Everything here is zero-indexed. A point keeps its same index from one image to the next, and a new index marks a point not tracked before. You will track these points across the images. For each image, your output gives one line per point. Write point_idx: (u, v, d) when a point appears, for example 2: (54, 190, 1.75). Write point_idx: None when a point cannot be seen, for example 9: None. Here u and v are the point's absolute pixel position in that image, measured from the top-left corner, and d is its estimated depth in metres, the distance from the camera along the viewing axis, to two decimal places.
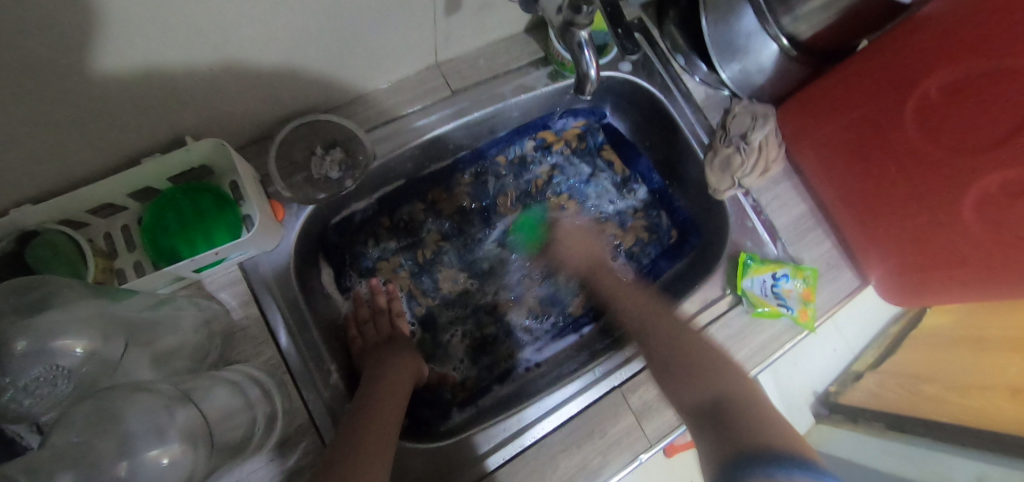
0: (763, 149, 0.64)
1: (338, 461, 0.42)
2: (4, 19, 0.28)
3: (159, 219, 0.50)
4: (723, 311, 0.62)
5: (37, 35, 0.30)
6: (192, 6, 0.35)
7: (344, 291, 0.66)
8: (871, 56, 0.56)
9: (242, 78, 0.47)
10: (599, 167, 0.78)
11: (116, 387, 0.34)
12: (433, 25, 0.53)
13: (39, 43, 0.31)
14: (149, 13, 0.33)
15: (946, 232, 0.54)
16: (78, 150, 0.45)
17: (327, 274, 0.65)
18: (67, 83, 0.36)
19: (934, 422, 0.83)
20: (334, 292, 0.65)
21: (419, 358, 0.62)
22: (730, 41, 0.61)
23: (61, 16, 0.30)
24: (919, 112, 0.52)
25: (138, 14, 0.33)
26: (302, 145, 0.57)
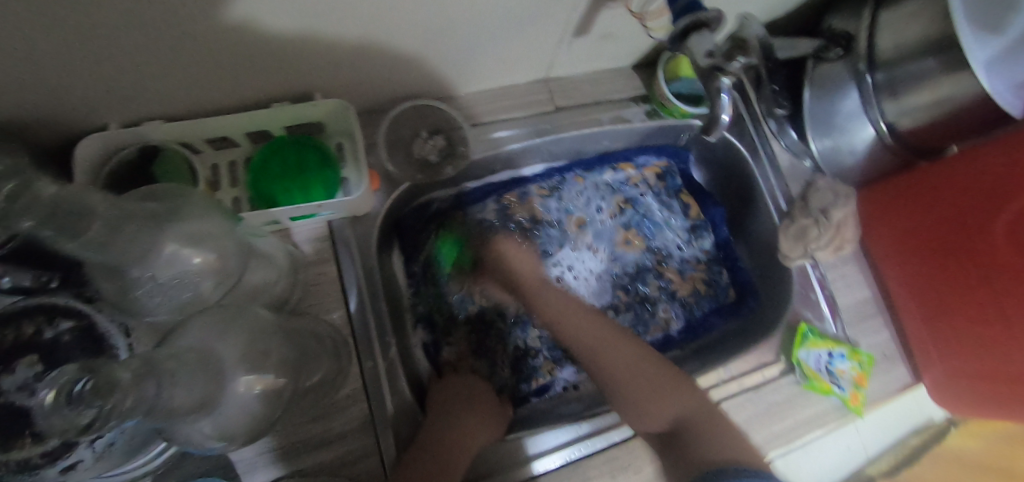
0: (841, 228, 0.64)
1: None
2: None
3: (267, 162, 0.53)
4: (774, 377, 0.62)
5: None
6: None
7: (407, 276, 0.65)
8: (970, 159, 0.57)
9: (385, 52, 0.50)
10: (674, 209, 0.77)
11: (227, 306, 0.36)
12: (557, 42, 0.57)
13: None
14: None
15: (1018, 348, 0.53)
16: (224, 83, 0.48)
17: (396, 253, 0.64)
18: (246, 21, 0.39)
19: None
20: (398, 274, 0.64)
21: (471, 377, 0.61)
22: (829, 118, 0.63)
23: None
24: (1010, 226, 0.52)
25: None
26: (410, 126, 0.60)
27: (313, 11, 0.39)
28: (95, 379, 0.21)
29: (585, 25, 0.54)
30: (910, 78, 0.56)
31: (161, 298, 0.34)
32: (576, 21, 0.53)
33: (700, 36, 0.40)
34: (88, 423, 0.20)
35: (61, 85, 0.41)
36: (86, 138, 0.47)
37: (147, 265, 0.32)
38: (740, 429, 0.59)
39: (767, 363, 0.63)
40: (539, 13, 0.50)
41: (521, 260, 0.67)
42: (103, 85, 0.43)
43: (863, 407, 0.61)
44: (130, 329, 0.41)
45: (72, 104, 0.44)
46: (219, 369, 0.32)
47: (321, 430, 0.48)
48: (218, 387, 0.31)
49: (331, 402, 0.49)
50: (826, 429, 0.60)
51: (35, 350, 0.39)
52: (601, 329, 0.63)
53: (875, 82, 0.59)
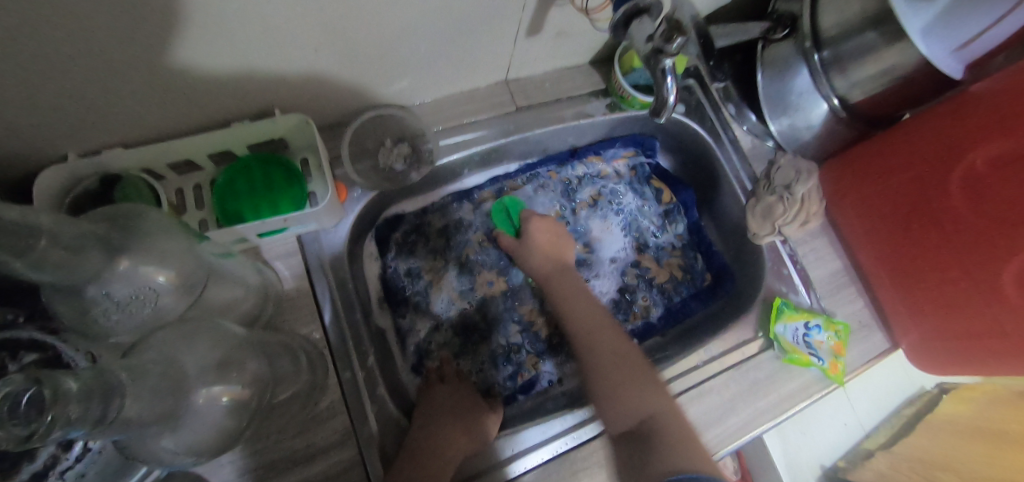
0: (806, 203, 0.66)
1: None
2: None
3: (232, 182, 0.54)
4: (754, 354, 0.62)
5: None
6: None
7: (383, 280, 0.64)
8: (919, 127, 0.59)
9: (337, 64, 0.50)
10: (647, 195, 0.77)
11: (190, 323, 0.36)
12: (511, 44, 0.58)
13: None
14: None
15: (984, 302, 0.55)
16: (180, 106, 0.48)
17: (371, 249, 0.65)
18: (190, 38, 0.39)
19: None
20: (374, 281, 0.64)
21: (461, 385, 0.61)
22: (783, 97, 0.66)
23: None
24: (963, 183, 0.54)
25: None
26: (375, 136, 0.61)
27: (256, 23, 0.40)
28: (43, 388, 0.22)
29: (536, 25, 0.55)
30: (854, 52, 0.58)
31: (121, 316, 0.34)
32: (527, 22, 0.54)
33: (640, 23, 0.42)
34: (32, 435, 0.20)
35: (12, 118, 0.41)
36: (46, 170, 0.47)
37: (103, 282, 0.33)
38: (725, 408, 0.59)
39: (745, 340, 0.63)
40: (487, 17, 0.51)
41: (547, 229, 0.67)
42: (55, 115, 0.43)
43: (843, 376, 0.61)
44: (93, 353, 0.40)
45: (25, 136, 0.44)
46: (181, 382, 0.32)
47: (303, 445, 0.48)
48: (179, 401, 0.31)
49: (311, 416, 0.48)
50: (808, 401, 0.61)
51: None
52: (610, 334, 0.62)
53: (822, 60, 0.61)
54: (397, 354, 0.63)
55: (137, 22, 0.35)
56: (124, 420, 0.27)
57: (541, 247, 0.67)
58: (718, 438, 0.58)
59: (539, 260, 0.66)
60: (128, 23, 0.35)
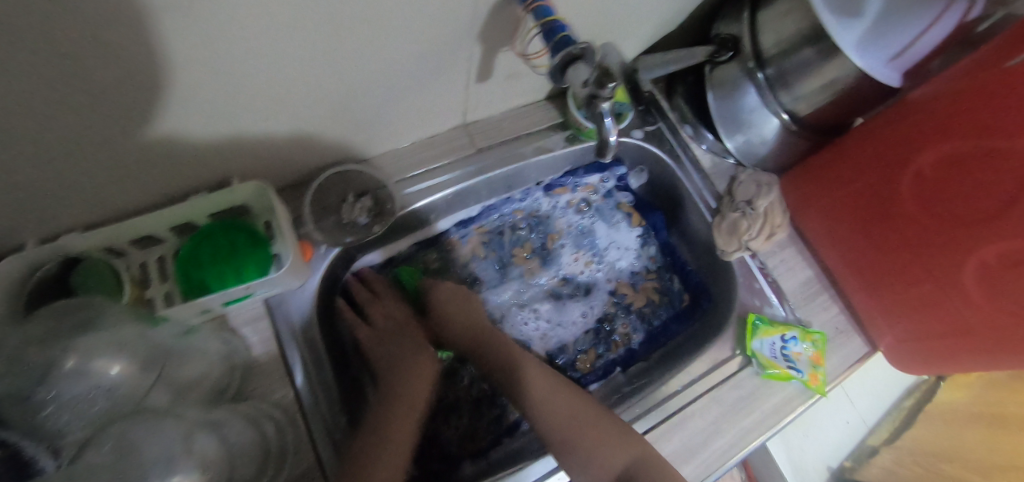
0: (769, 215, 0.67)
1: None
2: (107, 65, 0.32)
3: (194, 251, 0.54)
4: (734, 372, 0.62)
5: (127, 82, 0.34)
6: (260, 67, 0.39)
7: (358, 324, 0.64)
8: (864, 136, 0.61)
9: (290, 128, 0.51)
10: (618, 219, 0.79)
11: (142, 415, 0.35)
12: (463, 91, 0.59)
13: (122, 90, 0.35)
14: (222, 71, 0.37)
15: (949, 300, 0.56)
16: (134, 185, 0.49)
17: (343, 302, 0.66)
18: (125, 124, 0.39)
19: None
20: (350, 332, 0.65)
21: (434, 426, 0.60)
22: (735, 115, 0.67)
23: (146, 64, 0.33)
24: (913, 186, 0.56)
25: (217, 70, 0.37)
26: (336, 192, 0.61)
27: (196, 103, 0.40)
28: None
29: (485, 71, 0.57)
30: (797, 68, 0.60)
31: (69, 415, 0.34)
32: (475, 69, 0.55)
33: (575, 70, 0.43)
34: None
35: None
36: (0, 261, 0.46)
37: (52, 384, 0.34)
38: (710, 431, 0.59)
39: (725, 359, 0.63)
40: (434, 69, 0.52)
41: (452, 300, 0.69)
42: (8, 208, 0.43)
43: (824, 386, 0.62)
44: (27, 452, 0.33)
45: None
46: None
47: None
48: None
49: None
50: (794, 415, 0.61)
51: None
52: (549, 384, 0.62)
53: (767, 77, 0.63)
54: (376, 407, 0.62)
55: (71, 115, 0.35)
56: None
57: (449, 319, 0.68)
58: (706, 461, 0.57)
59: (454, 333, 0.67)
60: (69, 118, 0.35)
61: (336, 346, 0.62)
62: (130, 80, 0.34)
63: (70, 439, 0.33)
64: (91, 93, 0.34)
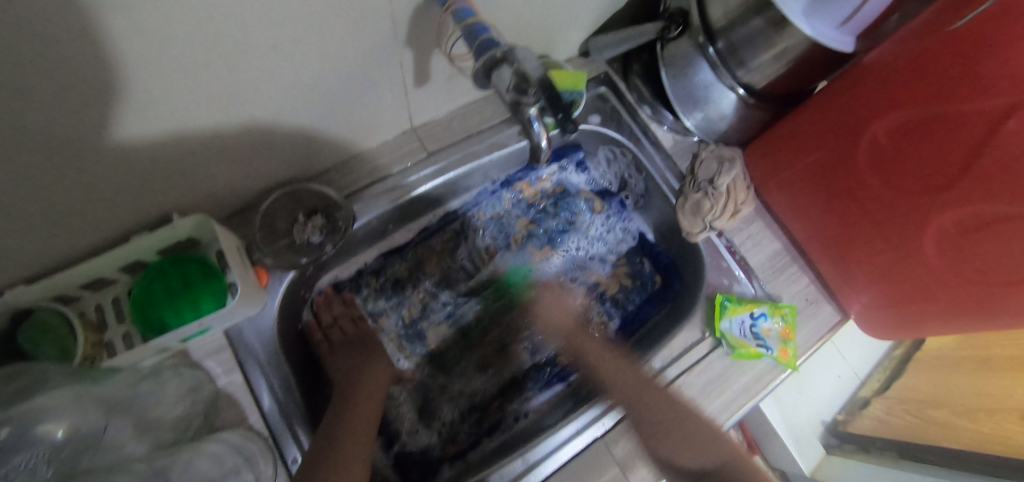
0: (731, 193, 0.65)
1: None
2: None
3: (147, 290, 0.53)
4: (704, 354, 0.62)
5: (14, 130, 0.33)
6: (158, 93, 0.37)
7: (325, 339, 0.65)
8: (820, 105, 0.59)
9: (221, 154, 0.49)
10: (580, 207, 0.78)
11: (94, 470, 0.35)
12: (403, 96, 0.57)
13: (11, 138, 0.33)
14: (118, 103, 0.36)
15: (912, 267, 0.56)
16: (69, 231, 0.48)
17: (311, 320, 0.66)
18: (37, 176, 0.38)
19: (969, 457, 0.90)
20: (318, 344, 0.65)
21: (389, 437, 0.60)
22: (690, 94, 0.65)
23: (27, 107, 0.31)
24: (873, 153, 0.54)
25: (108, 101, 0.35)
26: (284, 214, 0.58)
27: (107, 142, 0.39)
28: None
29: (422, 75, 0.55)
30: (746, 39, 0.57)
31: None
32: (410, 75, 0.53)
33: (499, 74, 0.42)
34: None
35: None
36: None
37: None
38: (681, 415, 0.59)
39: (695, 341, 0.63)
40: (367, 80, 0.50)
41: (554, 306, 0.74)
42: None
43: (795, 361, 0.62)
44: None
45: None
46: None
47: None
48: None
49: None
50: (766, 392, 0.61)
51: None
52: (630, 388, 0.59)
53: (718, 51, 0.60)
54: None
55: None
56: None
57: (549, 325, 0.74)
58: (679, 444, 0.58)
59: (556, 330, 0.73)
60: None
61: (309, 367, 0.62)
62: (15, 126, 0.32)
63: None
64: None
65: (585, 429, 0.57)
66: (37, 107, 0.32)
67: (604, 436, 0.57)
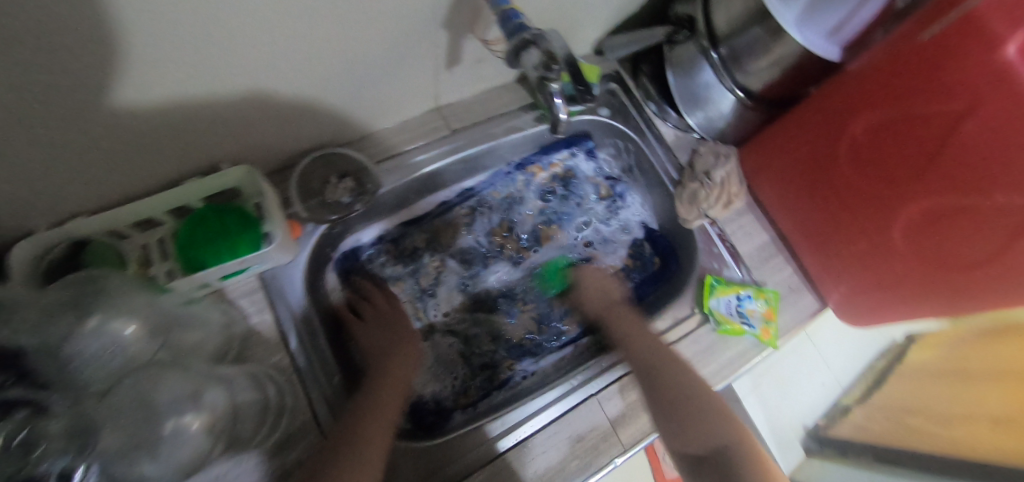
0: (726, 184, 0.72)
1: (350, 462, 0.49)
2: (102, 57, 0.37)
3: (190, 232, 0.56)
4: (692, 329, 0.68)
5: (115, 69, 0.38)
6: (233, 51, 0.43)
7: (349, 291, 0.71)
8: (807, 108, 0.65)
9: (270, 112, 0.55)
10: (587, 192, 0.84)
11: (155, 367, 0.40)
12: (434, 75, 0.63)
13: (110, 74, 0.39)
14: (200, 56, 0.41)
15: (882, 256, 0.62)
16: (131, 170, 0.53)
17: (333, 278, 0.70)
18: (121, 112, 0.44)
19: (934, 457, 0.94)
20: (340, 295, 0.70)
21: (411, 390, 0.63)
22: (693, 93, 0.72)
23: (131, 48, 0.37)
24: (851, 151, 0.61)
25: (194, 52, 0.41)
26: (318, 175, 0.65)
27: (184, 89, 0.45)
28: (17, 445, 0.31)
29: (453, 57, 0.61)
30: (745, 48, 0.64)
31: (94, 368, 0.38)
32: (443, 56, 0.60)
33: (528, 53, 0.47)
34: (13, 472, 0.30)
35: None
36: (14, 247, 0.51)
37: (74, 343, 0.38)
38: None
39: (685, 316, 0.70)
40: (405, 56, 0.56)
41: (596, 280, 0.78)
42: (18, 195, 0.47)
43: (776, 340, 0.67)
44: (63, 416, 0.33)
45: None
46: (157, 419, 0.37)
47: (278, 464, 0.51)
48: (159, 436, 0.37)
49: (285, 436, 0.53)
50: (748, 367, 0.66)
51: None
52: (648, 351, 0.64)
53: (720, 56, 0.67)
54: None
55: (71, 104, 0.40)
56: None
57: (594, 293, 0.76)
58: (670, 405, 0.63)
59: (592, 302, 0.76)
60: (60, 101, 0.39)
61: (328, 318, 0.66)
62: (117, 63, 0.38)
63: (95, 389, 0.37)
64: (83, 79, 0.38)
65: (578, 387, 0.63)
66: (139, 50, 0.38)
67: (598, 394, 0.63)
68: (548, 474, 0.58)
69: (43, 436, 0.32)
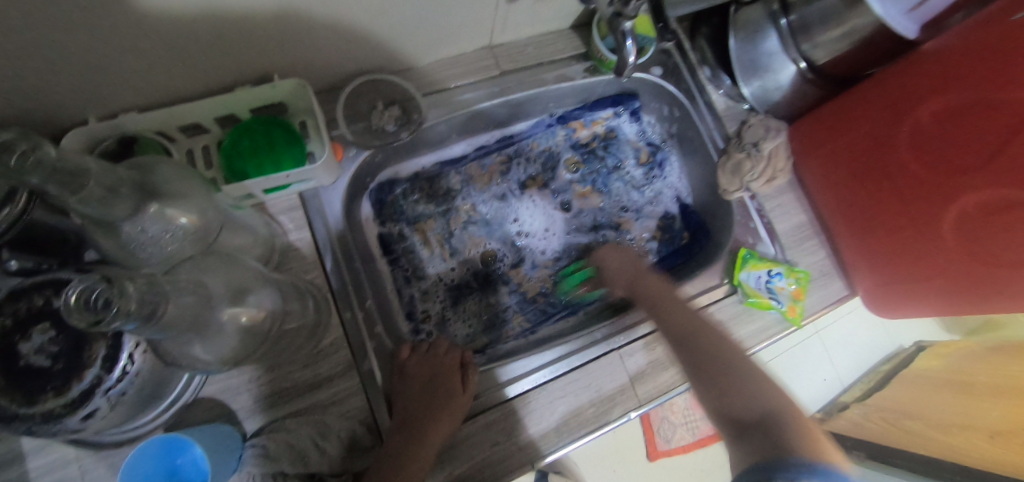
0: (772, 158, 0.70)
1: (391, 451, 0.50)
2: None
3: (237, 142, 0.57)
4: (719, 298, 0.68)
5: None
6: None
7: (381, 222, 0.70)
8: (873, 86, 0.63)
9: (327, 29, 0.54)
10: (626, 156, 0.83)
11: (212, 255, 0.41)
12: (493, 11, 0.61)
13: None
14: None
15: (925, 247, 0.61)
16: (188, 70, 0.53)
17: (368, 207, 0.70)
18: (191, 6, 0.43)
19: (925, 459, 0.94)
20: (373, 224, 0.70)
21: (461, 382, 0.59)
22: (754, 60, 0.69)
23: None
24: (912, 135, 0.59)
25: None
26: (367, 98, 0.65)
27: None
28: (102, 289, 0.27)
29: None
30: (818, 15, 0.61)
31: (153, 248, 0.39)
32: None
33: None
34: (99, 320, 0.27)
35: (31, 78, 0.45)
36: (68, 133, 0.51)
37: (137, 221, 0.37)
38: None
39: (712, 286, 0.69)
40: None
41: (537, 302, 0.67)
42: (75, 77, 0.47)
43: (801, 318, 0.67)
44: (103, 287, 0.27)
45: (44, 97, 0.48)
46: (219, 304, 0.38)
47: (311, 375, 0.55)
48: (218, 318, 0.38)
49: (316, 350, 0.55)
50: (769, 341, 0.67)
51: (48, 317, 0.44)
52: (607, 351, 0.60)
53: (789, 23, 0.64)
54: (397, 302, 0.68)
55: None
56: (167, 324, 0.32)
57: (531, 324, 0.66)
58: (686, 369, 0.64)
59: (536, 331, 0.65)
60: None
61: (360, 247, 0.66)
62: None
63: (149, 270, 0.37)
64: None
65: (601, 341, 0.63)
66: None
67: (619, 349, 0.63)
68: (562, 419, 0.59)
69: (119, 296, 0.28)
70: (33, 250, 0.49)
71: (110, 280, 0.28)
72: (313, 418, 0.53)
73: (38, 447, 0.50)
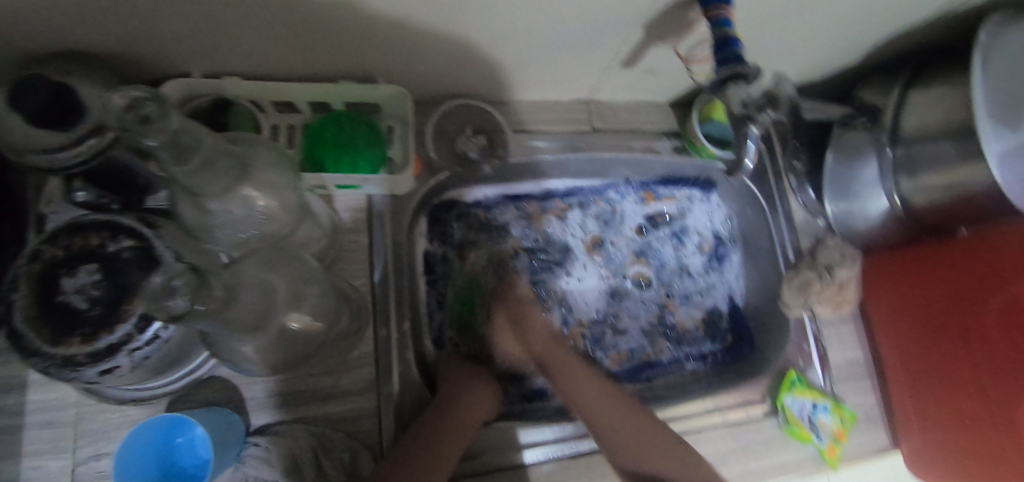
0: (841, 287, 0.67)
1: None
2: None
3: (321, 130, 0.55)
4: (757, 417, 0.65)
5: None
6: None
7: (430, 238, 0.66)
8: (972, 246, 0.59)
9: (444, 50, 0.54)
10: (689, 239, 0.79)
11: (279, 251, 0.40)
12: (605, 69, 0.61)
13: None
14: None
15: (994, 431, 0.56)
16: (301, 54, 0.53)
17: (423, 225, 0.66)
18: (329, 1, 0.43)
19: None
20: (422, 240, 0.66)
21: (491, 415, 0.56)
22: (847, 182, 0.68)
23: None
24: (1003, 309, 0.54)
25: None
26: (457, 122, 0.66)
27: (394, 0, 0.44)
28: (187, 280, 0.26)
29: (633, 58, 0.59)
30: (927, 160, 0.59)
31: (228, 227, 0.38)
32: (624, 54, 0.58)
33: (737, 87, 0.45)
34: (180, 315, 0.25)
35: (155, 29, 0.45)
36: (172, 80, 0.52)
37: (222, 199, 0.36)
38: (716, 459, 0.61)
39: (754, 402, 0.66)
40: (593, 41, 0.54)
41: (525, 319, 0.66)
42: (198, 36, 0.47)
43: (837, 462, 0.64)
44: (188, 279, 0.26)
45: (161, 47, 0.48)
46: (280, 306, 0.37)
47: (331, 384, 0.52)
48: (277, 320, 0.37)
49: (342, 361, 0.53)
50: (799, 476, 0.63)
51: (96, 259, 0.43)
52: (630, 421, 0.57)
53: (894, 157, 0.62)
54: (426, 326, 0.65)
55: None
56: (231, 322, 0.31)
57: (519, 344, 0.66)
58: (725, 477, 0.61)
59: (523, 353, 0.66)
60: None
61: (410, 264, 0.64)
62: None
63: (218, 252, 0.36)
64: None
65: None
66: None
67: None
68: None
69: (201, 293, 0.26)
70: (100, 184, 0.48)
71: (197, 275, 0.27)
72: (319, 430, 0.50)
73: (43, 381, 0.48)
